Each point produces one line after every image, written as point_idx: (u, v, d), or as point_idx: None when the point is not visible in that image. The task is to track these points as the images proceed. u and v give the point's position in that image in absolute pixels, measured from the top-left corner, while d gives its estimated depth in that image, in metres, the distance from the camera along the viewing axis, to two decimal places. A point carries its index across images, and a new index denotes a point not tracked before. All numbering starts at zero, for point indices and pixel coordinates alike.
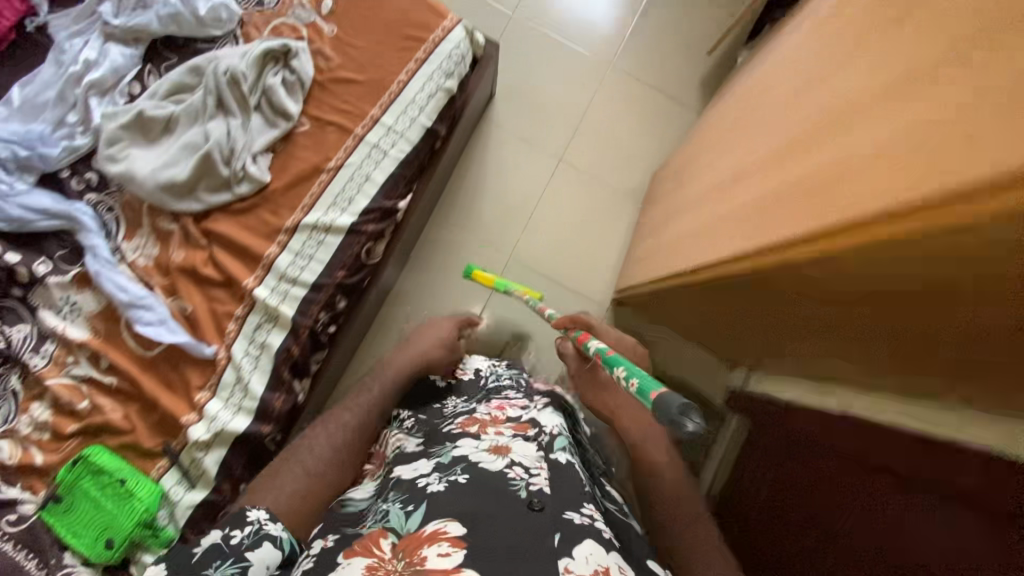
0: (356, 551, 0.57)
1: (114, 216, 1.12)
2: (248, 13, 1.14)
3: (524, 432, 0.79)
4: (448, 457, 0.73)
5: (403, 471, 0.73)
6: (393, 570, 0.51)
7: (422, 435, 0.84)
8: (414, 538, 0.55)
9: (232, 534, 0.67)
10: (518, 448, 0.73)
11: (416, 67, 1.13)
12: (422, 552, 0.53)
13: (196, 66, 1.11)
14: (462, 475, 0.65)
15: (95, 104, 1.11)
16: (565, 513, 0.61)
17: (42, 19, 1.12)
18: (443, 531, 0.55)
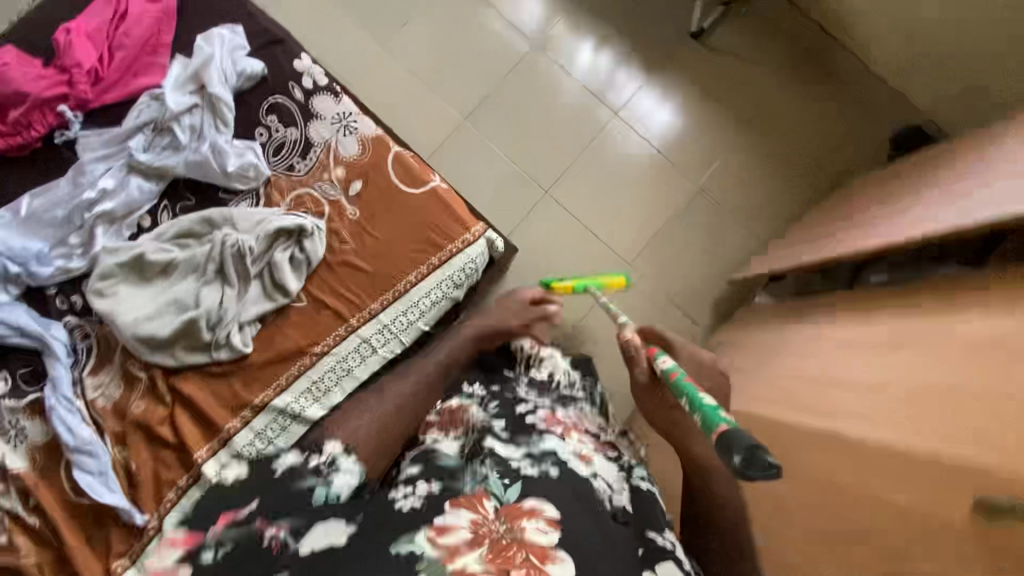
0: (460, 504, 0.67)
1: (86, 345, 1.09)
2: (275, 176, 1.13)
3: (603, 450, 0.90)
4: (536, 444, 0.82)
5: (493, 444, 0.81)
6: (496, 530, 0.65)
7: (502, 408, 0.90)
8: (513, 509, 0.68)
9: (310, 460, 0.71)
10: (602, 466, 0.84)
11: (429, 271, 1.11)
12: (522, 522, 0.66)
13: (210, 217, 1.09)
14: (553, 472, 0.77)
15: (99, 232, 1.09)
16: (647, 532, 0.75)
17: (70, 134, 1.09)
18: (540, 511, 0.68)
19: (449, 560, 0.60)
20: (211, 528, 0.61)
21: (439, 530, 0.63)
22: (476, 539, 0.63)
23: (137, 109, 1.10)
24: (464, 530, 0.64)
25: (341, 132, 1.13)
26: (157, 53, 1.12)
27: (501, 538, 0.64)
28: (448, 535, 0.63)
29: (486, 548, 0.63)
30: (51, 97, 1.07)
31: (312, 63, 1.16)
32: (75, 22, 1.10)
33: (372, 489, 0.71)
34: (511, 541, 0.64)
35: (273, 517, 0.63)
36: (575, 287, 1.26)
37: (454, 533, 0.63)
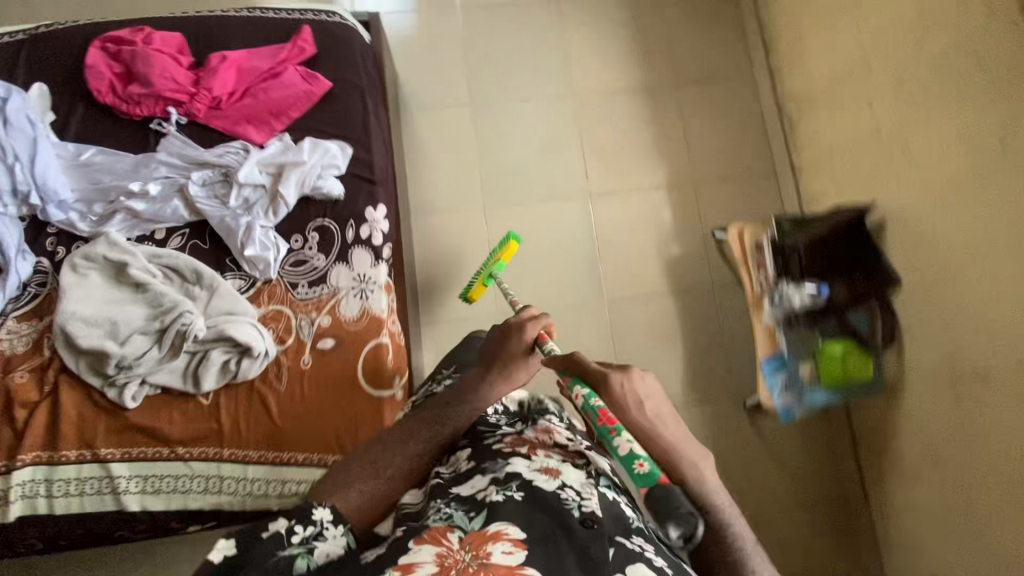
0: (424, 539, 0.66)
1: (34, 293, 1.13)
2: (277, 280, 1.13)
3: (570, 459, 0.82)
4: (496, 466, 0.78)
5: (458, 489, 0.76)
6: (465, 559, 0.63)
7: (474, 450, 0.84)
8: (478, 535, 0.67)
9: (295, 529, 0.69)
10: (568, 473, 0.79)
11: (322, 466, 1.06)
12: (488, 547, 0.65)
13: (199, 274, 1.10)
14: (519, 494, 0.73)
15: (116, 219, 1.13)
16: (617, 535, 0.70)
17: (164, 129, 1.15)
18: (505, 532, 0.67)
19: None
20: None
21: (405, 569, 0.62)
22: (442, 569, 0.62)
23: (226, 149, 1.15)
24: (430, 563, 0.62)
25: (354, 291, 1.12)
26: (276, 117, 1.16)
27: (470, 566, 0.62)
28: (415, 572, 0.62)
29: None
30: (172, 95, 1.13)
31: (383, 216, 1.16)
32: (239, 53, 1.17)
33: (354, 557, 0.67)
34: (478, 566, 0.62)
35: None
36: (485, 282, 1.28)
37: (418, 567, 0.62)
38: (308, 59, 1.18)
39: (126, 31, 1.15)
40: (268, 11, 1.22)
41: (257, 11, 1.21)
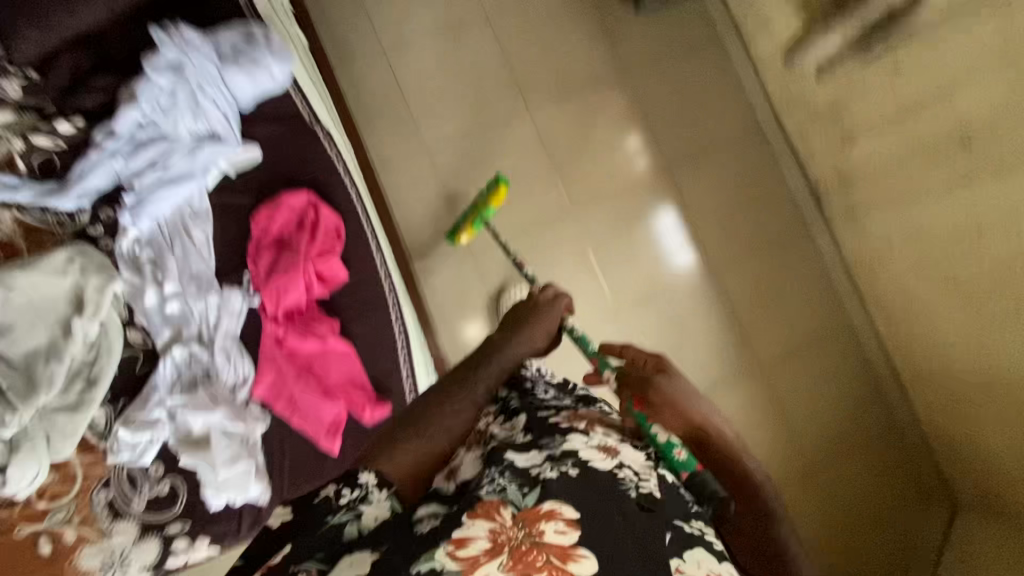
0: (476, 512, 0.59)
1: (49, 220, 1.10)
2: (110, 464, 1.04)
3: (632, 441, 0.72)
4: (547, 441, 0.69)
5: (514, 456, 0.67)
6: (517, 534, 0.57)
7: (525, 420, 0.75)
8: (531, 512, 0.59)
9: (342, 494, 0.70)
10: (628, 453, 0.69)
11: None
12: (540, 526, 0.57)
13: (91, 389, 1.04)
14: (574, 473, 0.63)
15: (140, 276, 1.08)
16: (676, 519, 0.63)
17: (245, 289, 1.09)
18: (561, 511, 0.58)
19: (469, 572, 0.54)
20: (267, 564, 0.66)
21: (459, 542, 0.56)
22: (495, 548, 0.56)
23: (236, 361, 1.06)
24: (484, 541, 0.56)
25: (107, 555, 1.03)
26: (284, 401, 1.05)
27: (521, 544, 0.56)
28: (467, 547, 0.56)
29: (506, 555, 0.56)
30: (269, 299, 1.05)
31: (206, 549, 1.05)
32: (340, 344, 1.05)
33: (415, 503, 0.66)
34: (530, 546, 0.56)
35: (314, 560, 0.62)
36: (474, 225, 1.37)
37: (472, 543, 0.56)
38: (358, 416, 1.06)
39: (328, 221, 1.08)
40: (405, 337, 1.13)
41: (399, 328, 1.12)
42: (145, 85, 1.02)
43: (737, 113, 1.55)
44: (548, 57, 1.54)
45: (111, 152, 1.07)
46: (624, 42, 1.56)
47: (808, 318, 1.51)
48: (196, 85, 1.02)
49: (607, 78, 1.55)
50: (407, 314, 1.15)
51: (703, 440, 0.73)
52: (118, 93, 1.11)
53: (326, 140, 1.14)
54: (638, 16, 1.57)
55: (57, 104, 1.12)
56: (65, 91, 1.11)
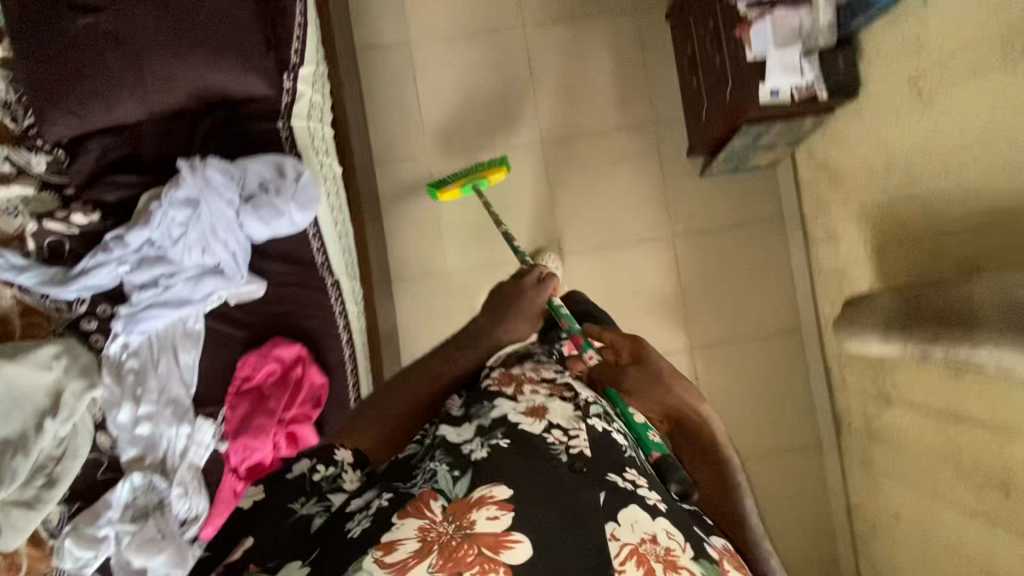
0: (406, 513, 0.55)
1: (47, 305, 1.09)
2: (54, 564, 1.05)
3: (559, 395, 0.70)
4: (474, 412, 0.67)
5: (446, 432, 0.65)
6: (449, 531, 0.52)
7: (456, 400, 0.74)
8: (461, 504, 0.55)
9: (316, 470, 0.70)
10: (556, 407, 0.67)
11: None
12: (472, 515, 0.54)
13: (48, 488, 1.04)
14: (505, 444, 0.61)
15: (119, 386, 1.07)
16: (609, 474, 0.59)
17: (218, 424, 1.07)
18: (490, 495, 0.55)
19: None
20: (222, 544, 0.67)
21: (384, 550, 0.52)
22: (423, 547, 0.51)
23: (192, 496, 1.05)
24: (412, 542, 0.52)
25: None
26: None
27: (451, 538, 0.52)
28: (394, 552, 0.51)
29: (436, 554, 0.51)
30: (235, 451, 1.02)
31: None
32: None
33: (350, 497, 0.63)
34: (462, 540, 0.52)
35: (259, 560, 0.59)
36: (462, 184, 1.27)
37: (399, 547, 0.52)
38: None
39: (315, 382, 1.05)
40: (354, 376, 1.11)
41: None
42: (159, 212, 1.00)
43: (784, 310, 1.44)
44: (597, 205, 1.45)
45: (114, 258, 1.04)
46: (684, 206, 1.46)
47: (798, 546, 1.41)
48: (206, 227, 0.99)
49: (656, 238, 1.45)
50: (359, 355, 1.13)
51: (677, 419, 0.76)
52: (139, 194, 1.08)
53: (333, 289, 1.09)
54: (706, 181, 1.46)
55: (79, 190, 1.09)
56: (89, 179, 1.09)
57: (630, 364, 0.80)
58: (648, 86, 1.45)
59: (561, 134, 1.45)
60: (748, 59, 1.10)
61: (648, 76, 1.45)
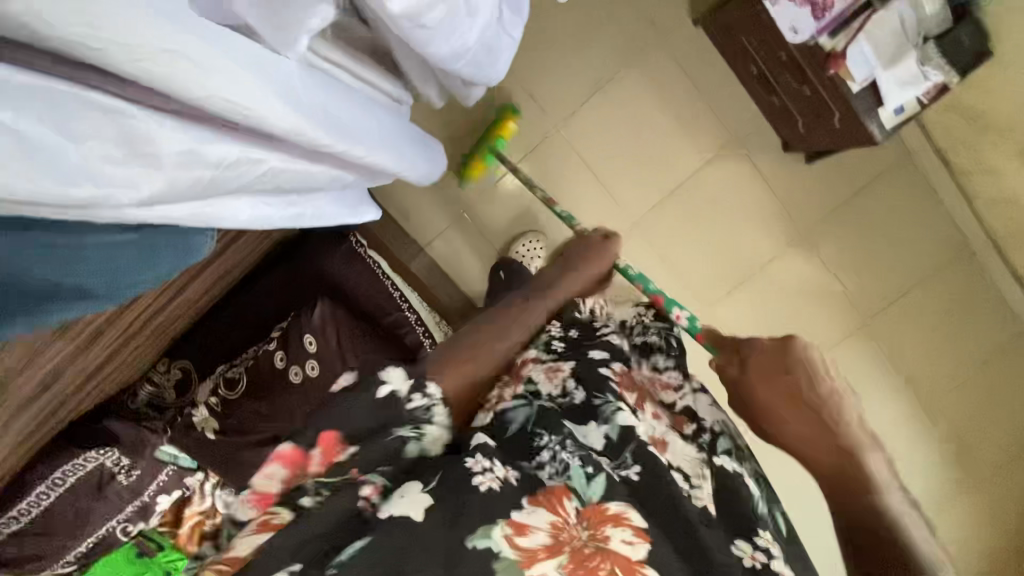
0: (538, 500, 0.56)
1: None
2: None
3: (681, 428, 0.71)
4: (603, 411, 0.67)
5: (573, 427, 0.66)
6: (581, 537, 0.54)
7: (571, 364, 0.72)
8: (597, 510, 0.57)
9: (414, 398, 0.61)
10: (674, 446, 0.68)
11: None
12: (607, 531, 0.55)
13: None
14: (636, 475, 0.62)
15: None
16: (735, 540, 0.60)
17: None
18: (625, 518, 0.57)
19: (525, 564, 0.51)
20: (314, 450, 0.57)
21: (516, 528, 0.53)
22: (556, 545, 0.53)
23: None
24: (544, 534, 0.53)
25: None
26: None
27: (585, 546, 0.54)
28: (525, 537, 0.53)
29: (567, 554, 0.53)
30: None
31: None
32: None
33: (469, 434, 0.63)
34: (596, 550, 0.54)
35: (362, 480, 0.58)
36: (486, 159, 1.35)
37: (531, 533, 0.53)
38: None
39: None
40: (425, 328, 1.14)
41: None
42: None
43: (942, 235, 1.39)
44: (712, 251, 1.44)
45: None
46: (794, 204, 1.41)
47: None
48: None
49: (782, 247, 1.43)
50: (420, 312, 1.15)
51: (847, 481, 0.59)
52: None
53: None
54: (807, 167, 1.39)
55: None
56: None
57: (771, 381, 0.65)
58: (710, 110, 1.35)
59: (648, 209, 1.42)
60: (853, 89, 0.98)
61: (706, 100, 1.35)
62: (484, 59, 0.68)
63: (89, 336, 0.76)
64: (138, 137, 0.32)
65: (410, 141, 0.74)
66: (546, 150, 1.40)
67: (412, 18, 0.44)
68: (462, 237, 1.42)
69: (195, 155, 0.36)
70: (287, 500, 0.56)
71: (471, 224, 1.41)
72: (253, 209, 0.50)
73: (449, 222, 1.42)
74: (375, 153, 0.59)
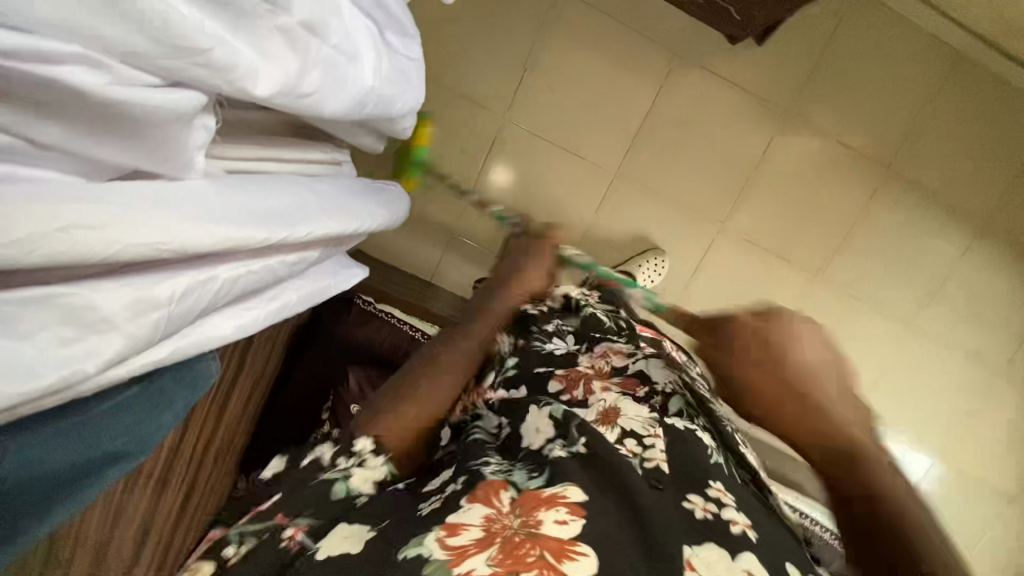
0: (476, 497, 0.55)
1: None
2: None
3: (634, 391, 0.84)
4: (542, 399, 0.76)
5: (524, 424, 0.71)
6: (513, 527, 0.52)
7: (528, 368, 0.86)
8: (529, 500, 0.56)
9: (338, 460, 0.59)
10: (628, 408, 0.77)
11: None
12: (540, 515, 0.53)
13: None
14: (581, 449, 0.64)
15: None
16: (688, 506, 0.61)
17: None
18: (564, 497, 0.55)
19: (454, 561, 0.48)
20: (241, 520, 0.54)
21: (448, 528, 0.51)
22: (487, 538, 0.51)
23: None
24: (476, 528, 0.51)
25: None
26: None
27: (516, 533, 0.51)
28: (457, 534, 0.51)
29: (496, 547, 0.50)
30: None
31: None
32: None
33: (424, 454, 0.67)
34: (525, 538, 0.51)
35: (296, 514, 0.54)
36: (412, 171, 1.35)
37: (463, 531, 0.51)
38: None
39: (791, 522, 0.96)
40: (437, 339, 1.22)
41: None
42: None
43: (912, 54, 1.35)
44: (707, 167, 1.40)
45: None
46: (768, 89, 1.36)
47: None
48: None
49: (773, 135, 1.39)
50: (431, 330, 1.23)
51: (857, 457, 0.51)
52: None
53: None
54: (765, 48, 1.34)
55: None
56: None
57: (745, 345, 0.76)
58: (648, 37, 1.32)
59: (628, 154, 1.39)
60: None
61: (641, 30, 1.31)
62: (392, 90, 0.70)
63: (159, 481, 0.77)
64: (81, 308, 0.34)
65: (357, 192, 0.75)
66: (508, 141, 1.40)
67: (294, 92, 0.46)
68: (457, 257, 1.46)
69: (145, 299, 0.37)
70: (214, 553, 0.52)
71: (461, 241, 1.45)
72: (230, 318, 0.51)
73: (440, 247, 1.45)
74: (322, 220, 0.59)
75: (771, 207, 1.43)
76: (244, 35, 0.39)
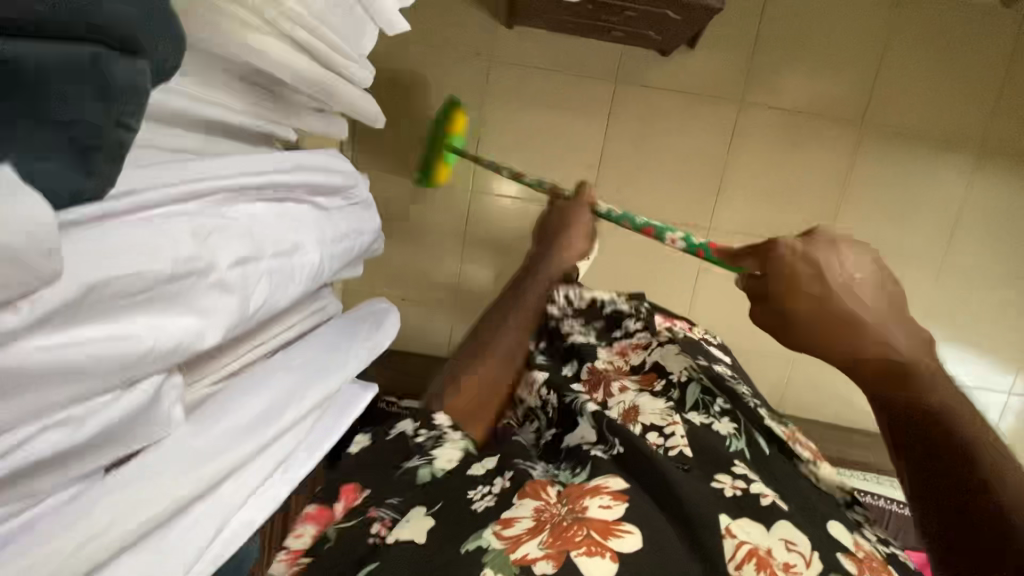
0: (524, 494, 0.64)
1: None
2: None
3: (651, 387, 0.94)
4: (579, 407, 0.84)
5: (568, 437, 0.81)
6: (562, 514, 0.60)
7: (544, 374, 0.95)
8: (576, 491, 0.64)
9: (419, 434, 0.74)
10: (645, 406, 0.88)
11: None
12: (585, 502, 0.61)
13: None
14: (619, 448, 0.72)
15: None
16: (716, 476, 0.69)
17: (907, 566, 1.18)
18: (606, 487, 0.63)
19: (512, 547, 0.55)
20: (338, 500, 0.67)
21: (504, 523, 0.59)
22: (538, 526, 0.58)
23: None
24: (527, 520, 0.59)
25: None
26: None
27: (564, 519, 0.59)
28: (512, 527, 0.58)
29: (546, 532, 0.57)
30: None
31: None
32: None
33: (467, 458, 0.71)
34: (572, 522, 0.58)
35: (382, 505, 0.64)
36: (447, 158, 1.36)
37: (517, 523, 0.59)
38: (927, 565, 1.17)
39: None
40: None
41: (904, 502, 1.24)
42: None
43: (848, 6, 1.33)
44: (681, 172, 1.41)
45: None
46: (718, 81, 1.36)
47: None
48: None
49: (736, 123, 1.38)
50: None
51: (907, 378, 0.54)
52: None
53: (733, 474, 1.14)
54: (702, 44, 1.35)
55: None
56: None
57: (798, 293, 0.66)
58: (585, 71, 1.35)
59: (600, 183, 1.41)
60: None
61: (577, 69, 1.34)
62: (343, 250, 0.77)
63: None
64: None
65: (340, 341, 0.83)
66: (481, 205, 1.44)
67: (243, 315, 0.53)
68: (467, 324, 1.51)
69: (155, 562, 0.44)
70: (313, 549, 0.60)
71: (464, 308, 1.50)
72: (251, 505, 0.57)
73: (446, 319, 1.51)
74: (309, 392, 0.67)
75: (754, 190, 1.42)
76: (188, 309, 0.46)
